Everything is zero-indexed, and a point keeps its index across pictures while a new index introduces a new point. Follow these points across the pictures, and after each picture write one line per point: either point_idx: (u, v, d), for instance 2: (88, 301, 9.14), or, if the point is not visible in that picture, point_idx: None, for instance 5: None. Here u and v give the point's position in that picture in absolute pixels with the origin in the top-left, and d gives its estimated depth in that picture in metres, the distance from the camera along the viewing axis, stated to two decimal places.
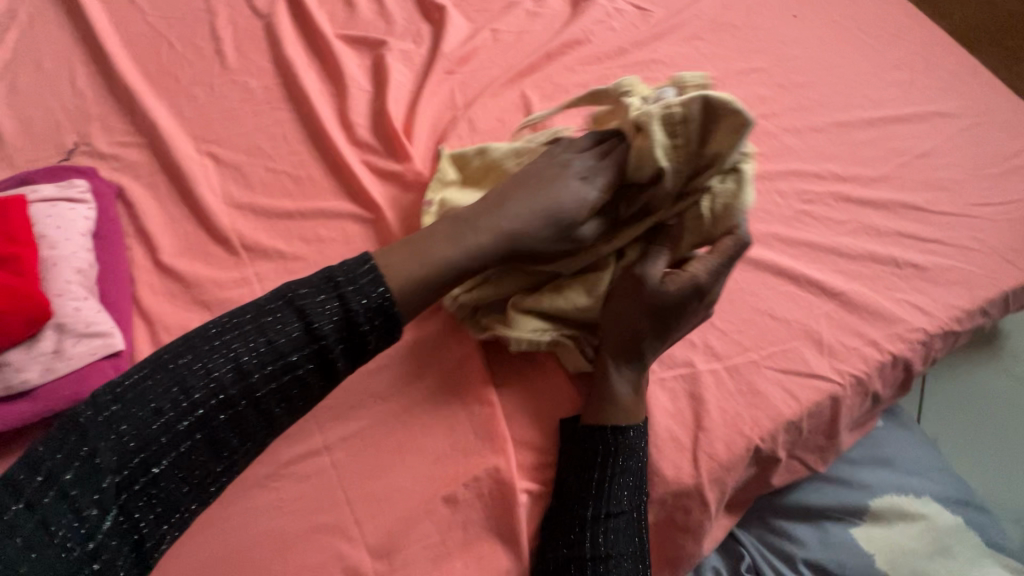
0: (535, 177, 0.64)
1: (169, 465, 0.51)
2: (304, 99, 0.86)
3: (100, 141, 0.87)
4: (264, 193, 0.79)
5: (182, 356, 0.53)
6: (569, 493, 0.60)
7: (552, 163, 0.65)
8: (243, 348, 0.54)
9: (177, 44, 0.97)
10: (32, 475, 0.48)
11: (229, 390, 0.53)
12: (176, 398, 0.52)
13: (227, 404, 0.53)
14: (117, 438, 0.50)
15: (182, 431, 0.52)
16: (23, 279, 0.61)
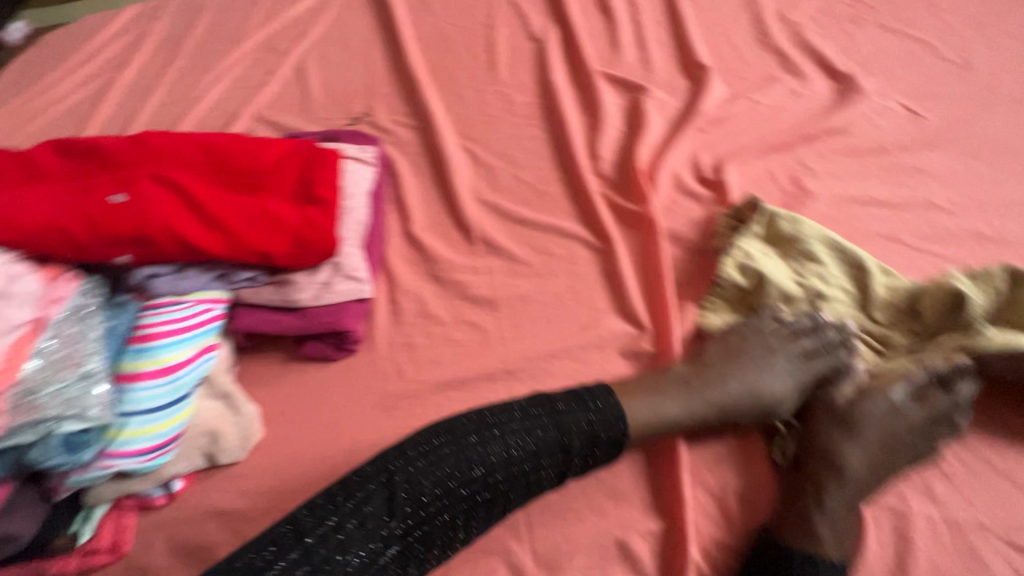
0: (750, 347, 0.68)
1: (440, 525, 0.58)
2: (559, 122, 0.94)
3: (382, 116, 1.02)
4: (506, 196, 0.87)
5: (469, 439, 0.60)
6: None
7: (778, 335, 0.69)
8: (520, 441, 0.60)
9: (458, 50, 1.11)
10: (324, 519, 0.56)
11: (495, 474, 0.59)
12: (457, 471, 0.58)
13: (490, 487, 0.59)
14: (413, 490, 0.57)
15: (456, 497, 0.58)
16: (326, 221, 0.71)
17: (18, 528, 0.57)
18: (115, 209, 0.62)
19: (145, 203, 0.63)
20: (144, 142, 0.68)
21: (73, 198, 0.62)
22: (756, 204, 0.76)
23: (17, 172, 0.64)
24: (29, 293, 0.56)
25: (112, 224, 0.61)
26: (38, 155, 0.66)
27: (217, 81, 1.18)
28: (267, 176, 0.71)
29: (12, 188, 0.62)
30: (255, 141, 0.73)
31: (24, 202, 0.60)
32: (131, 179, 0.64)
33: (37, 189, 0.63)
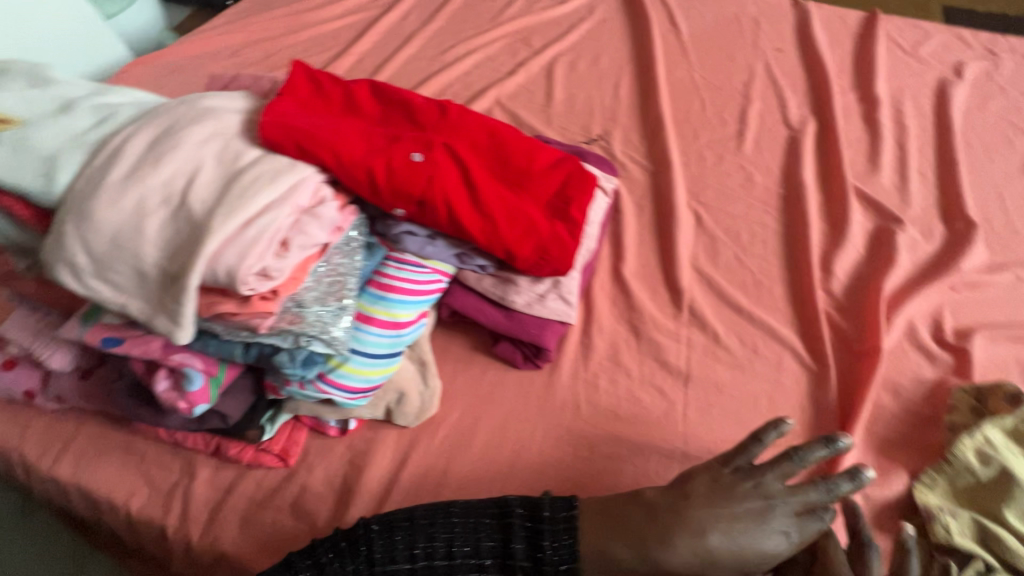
0: (736, 489, 0.52)
1: None
2: (797, 221, 0.90)
3: (617, 146, 1.03)
4: (724, 274, 0.84)
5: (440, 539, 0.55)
6: None
7: (774, 480, 0.52)
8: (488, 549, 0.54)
9: (707, 109, 1.10)
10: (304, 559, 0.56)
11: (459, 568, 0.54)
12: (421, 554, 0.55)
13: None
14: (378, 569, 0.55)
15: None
16: (571, 241, 0.71)
17: (230, 409, 0.63)
18: (413, 166, 0.65)
19: (437, 169, 0.66)
20: (446, 111, 0.72)
21: (382, 143, 0.66)
22: (1017, 396, 0.65)
23: (338, 100, 0.69)
24: (330, 218, 0.59)
25: (407, 181, 0.64)
26: (359, 93, 0.71)
27: (469, 56, 1.25)
28: (534, 179, 0.73)
29: (334, 116, 0.67)
30: (533, 142, 0.75)
31: (344, 132, 0.65)
32: (431, 143, 0.67)
33: (354, 124, 0.67)
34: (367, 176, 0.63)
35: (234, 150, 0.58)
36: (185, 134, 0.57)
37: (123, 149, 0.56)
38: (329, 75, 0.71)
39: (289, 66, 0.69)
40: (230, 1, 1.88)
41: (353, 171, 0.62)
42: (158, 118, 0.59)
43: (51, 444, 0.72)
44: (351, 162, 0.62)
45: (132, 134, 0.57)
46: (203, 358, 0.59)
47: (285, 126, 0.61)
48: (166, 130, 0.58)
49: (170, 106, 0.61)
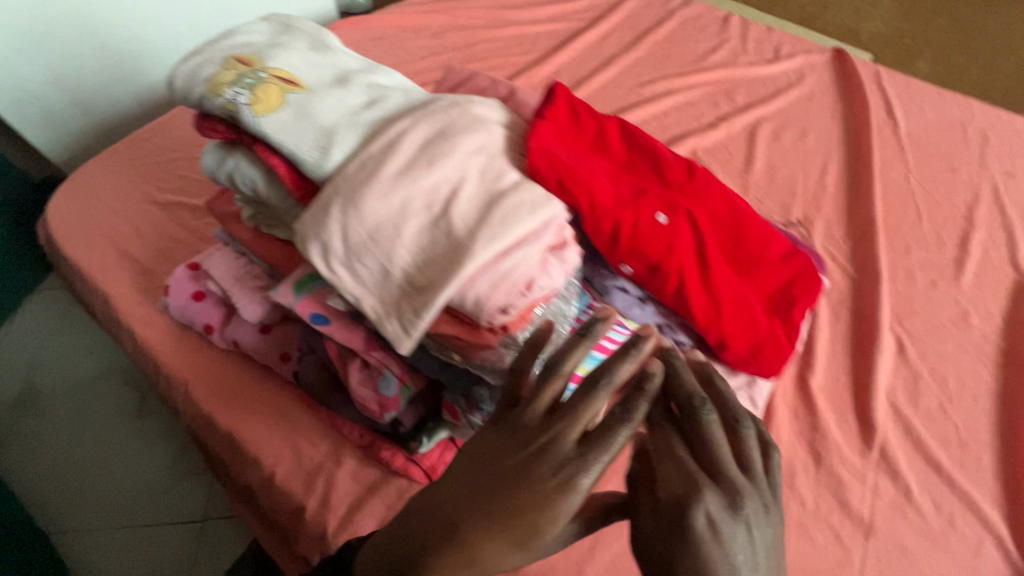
0: (514, 486, 0.41)
1: None
2: (1017, 385, 0.79)
3: (817, 237, 0.94)
4: (924, 421, 0.74)
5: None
6: None
7: (554, 455, 0.41)
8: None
9: (922, 222, 0.99)
10: None
11: None
12: None
13: None
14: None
15: None
16: (785, 347, 0.65)
17: (406, 417, 0.62)
18: (658, 227, 0.61)
19: (678, 238, 0.61)
20: (692, 173, 0.67)
21: (630, 195, 0.62)
22: None
23: (589, 135, 0.66)
24: (571, 263, 0.56)
25: (649, 241, 0.60)
26: (610, 132, 0.67)
27: (668, 94, 1.20)
28: (763, 270, 0.67)
29: (585, 152, 0.64)
30: (768, 227, 0.69)
31: (597, 174, 0.61)
32: (677, 205, 0.63)
33: (602, 165, 0.64)
34: (611, 228, 0.59)
35: (498, 167, 0.56)
36: (459, 141, 0.56)
37: (399, 141, 0.55)
38: (584, 104, 0.68)
39: (553, 88, 0.67)
40: None
41: (600, 219, 0.58)
42: (434, 116, 0.58)
43: (212, 382, 0.74)
44: (602, 209, 0.58)
45: (407, 127, 0.56)
46: (401, 364, 0.59)
47: (549, 156, 0.58)
48: (440, 131, 0.56)
49: (442, 105, 0.60)
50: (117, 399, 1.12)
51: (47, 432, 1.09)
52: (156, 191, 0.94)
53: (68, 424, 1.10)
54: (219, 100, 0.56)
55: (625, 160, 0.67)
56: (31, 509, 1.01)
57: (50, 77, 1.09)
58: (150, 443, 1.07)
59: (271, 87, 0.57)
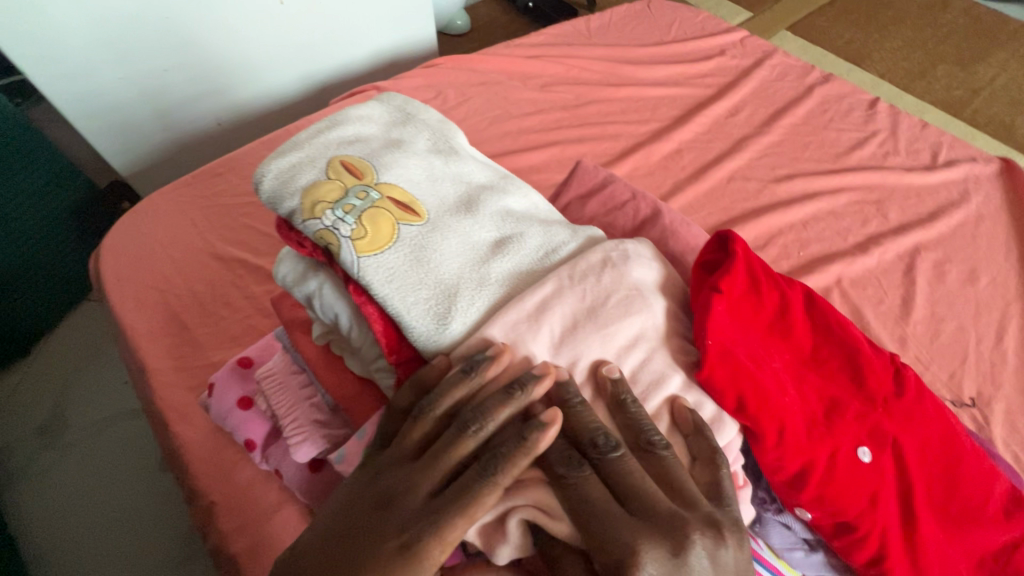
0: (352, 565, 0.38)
1: None
2: None
3: (998, 429, 0.74)
4: None
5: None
6: None
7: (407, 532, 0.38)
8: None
9: None
10: None
11: None
12: None
13: None
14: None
15: None
16: None
17: None
18: (849, 470, 0.48)
19: (878, 488, 0.48)
20: (893, 382, 0.54)
21: (816, 415, 0.49)
22: None
23: (770, 312, 0.54)
24: None
25: (838, 489, 0.47)
26: (793, 313, 0.54)
27: (806, 197, 1.02)
28: (979, 531, 0.51)
29: (762, 343, 0.51)
30: (987, 462, 0.53)
31: (783, 383, 0.49)
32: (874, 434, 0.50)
33: (784, 361, 0.52)
34: (798, 468, 0.47)
35: (652, 373, 0.43)
36: (613, 331, 0.43)
37: (537, 323, 0.42)
38: (764, 269, 0.55)
39: (734, 245, 0.53)
40: (531, 7, 1.82)
41: (785, 455, 0.46)
42: (583, 285, 0.44)
43: (243, 511, 0.62)
44: (792, 444, 0.46)
45: (549, 299, 0.43)
46: None
47: (734, 365, 0.45)
48: (590, 311, 0.43)
49: (593, 261, 0.45)
50: (142, 446, 1.04)
51: (65, 470, 1.01)
52: (218, 241, 0.83)
53: (87, 466, 1.02)
54: (316, 225, 0.43)
55: (808, 348, 0.54)
56: (25, 562, 0.91)
57: (129, 87, 1.00)
58: (165, 508, 0.97)
59: (382, 215, 0.43)
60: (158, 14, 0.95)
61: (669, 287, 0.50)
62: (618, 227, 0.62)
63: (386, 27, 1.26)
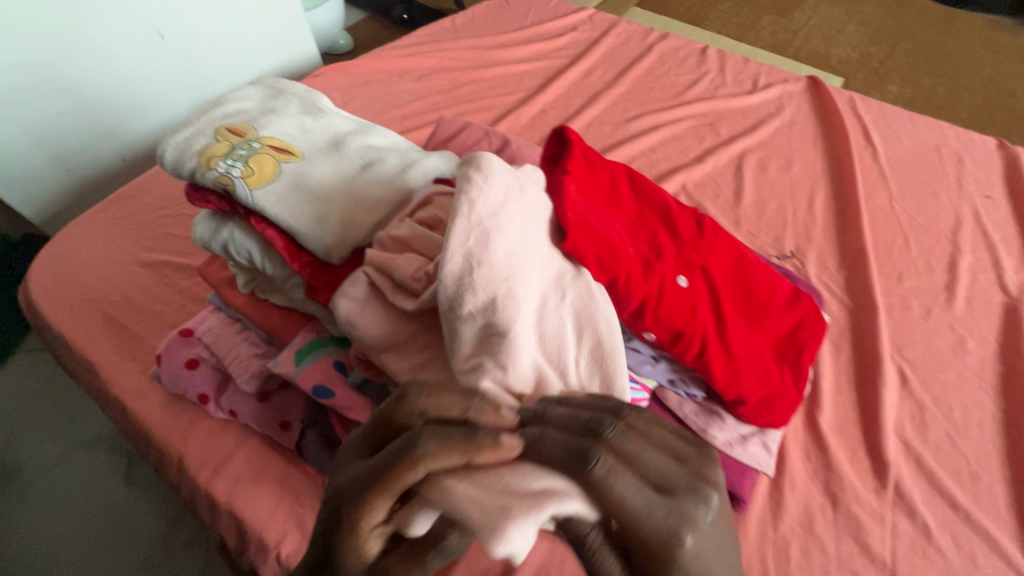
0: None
1: None
2: (1020, 411, 0.80)
3: (812, 269, 0.95)
4: (935, 454, 0.74)
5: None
6: None
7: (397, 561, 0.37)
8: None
9: (912, 249, 1.01)
10: None
11: None
12: None
13: None
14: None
15: None
16: (794, 397, 0.67)
17: None
18: (677, 291, 0.61)
19: (700, 301, 0.62)
20: (700, 229, 0.70)
21: (646, 256, 0.62)
22: None
23: (602, 191, 0.69)
24: None
25: (671, 307, 0.60)
26: (617, 189, 0.70)
27: (653, 129, 1.22)
28: (774, 320, 0.68)
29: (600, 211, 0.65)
30: (774, 274, 0.71)
31: (617, 235, 0.62)
32: (690, 265, 0.64)
33: (618, 224, 0.66)
34: (640, 299, 0.59)
35: (553, 335, 0.51)
36: (517, 330, 0.47)
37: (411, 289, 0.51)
38: (591, 159, 0.70)
39: (567, 142, 0.68)
40: (406, 18, 1.98)
41: (626, 290, 0.58)
42: (466, 304, 0.47)
43: (209, 456, 0.71)
44: (629, 277, 0.58)
45: (455, 324, 0.48)
46: None
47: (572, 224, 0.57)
48: (479, 316, 0.47)
49: (456, 262, 0.47)
50: (102, 468, 1.08)
51: (28, 508, 1.04)
52: (142, 250, 0.91)
53: (50, 499, 1.05)
54: (213, 173, 0.54)
55: (636, 216, 0.69)
56: None
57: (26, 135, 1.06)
58: (137, 517, 1.02)
59: (265, 158, 0.56)
60: (44, 62, 1.02)
61: (524, 235, 0.52)
62: None
63: (268, 51, 1.37)
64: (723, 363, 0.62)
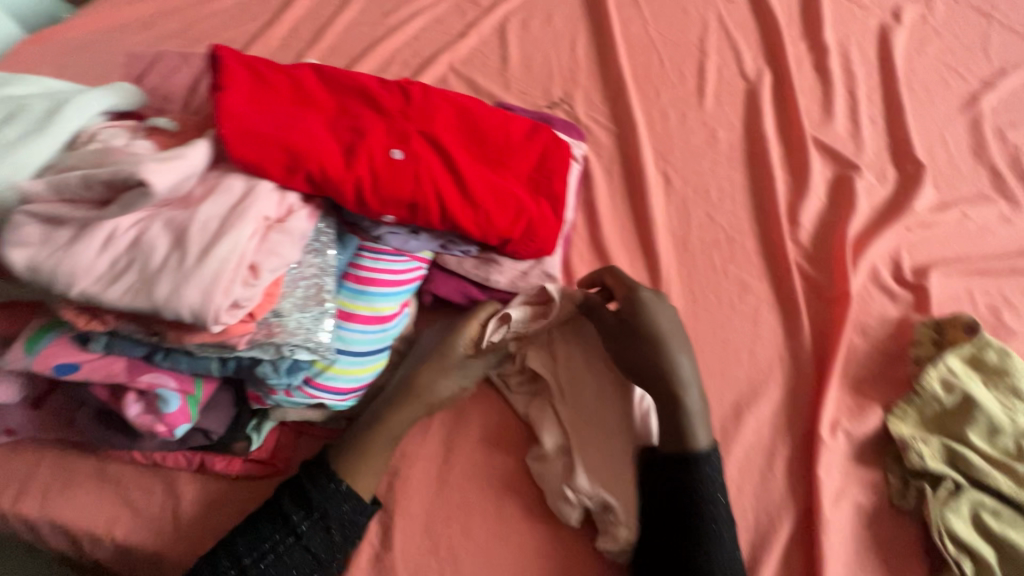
0: (447, 382, 0.66)
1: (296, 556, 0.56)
2: (762, 175, 0.92)
3: (580, 108, 1.00)
4: (697, 233, 0.85)
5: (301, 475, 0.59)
6: None
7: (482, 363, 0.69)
8: (333, 504, 0.57)
9: (667, 64, 1.08)
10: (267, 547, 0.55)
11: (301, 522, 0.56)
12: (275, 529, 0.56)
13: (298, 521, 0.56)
14: (310, 552, 0.56)
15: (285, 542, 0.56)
16: (556, 222, 0.71)
17: (211, 424, 0.60)
18: (394, 166, 0.60)
19: (425, 168, 0.61)
20: (410, 97, 0.66)
21: (352, 141, 0.59)
22: (972, 326, 0.71)
23: (286, 88, 0.60)
24: (302, 232, 0.54)
25: (394, 183, 0.59)
26: (303, 85, 0.61)
27: (414, 16, 1.17)
28: (515, 157, 0.70)
29: (288, 111, 0.58)
30: (504, 117, 0.72)
31: (311, 131, 0.57)
32: (407, 135, 0.62)
33: (315, 119, 0.59)
34: (354, 189, 0.57)
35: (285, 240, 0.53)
36: (243, 261, 0.48)
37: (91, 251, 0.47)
38: (256, 66, 0.59)
39: (217, 56, 0.57)
40: None
41: (332, 180, 0.56)
42: (230, 313, 0.49)
43: (5, 481, 0.66)
44: (331, 172, 0.56)
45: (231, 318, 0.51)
46: (175, 376, 0.56)
47: (250, 137, 0.53)
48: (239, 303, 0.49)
49: (181, 309, 0.46)
50: None
51: None
52: None
53: None
54: None
55: (337, 104, 0.63)
56: None
57: None
58: None
59: None
60: None
61: (180, 223, 0.48)
62: (180, 84, 0.70)
63: None
64: (471, 215, 0.64)
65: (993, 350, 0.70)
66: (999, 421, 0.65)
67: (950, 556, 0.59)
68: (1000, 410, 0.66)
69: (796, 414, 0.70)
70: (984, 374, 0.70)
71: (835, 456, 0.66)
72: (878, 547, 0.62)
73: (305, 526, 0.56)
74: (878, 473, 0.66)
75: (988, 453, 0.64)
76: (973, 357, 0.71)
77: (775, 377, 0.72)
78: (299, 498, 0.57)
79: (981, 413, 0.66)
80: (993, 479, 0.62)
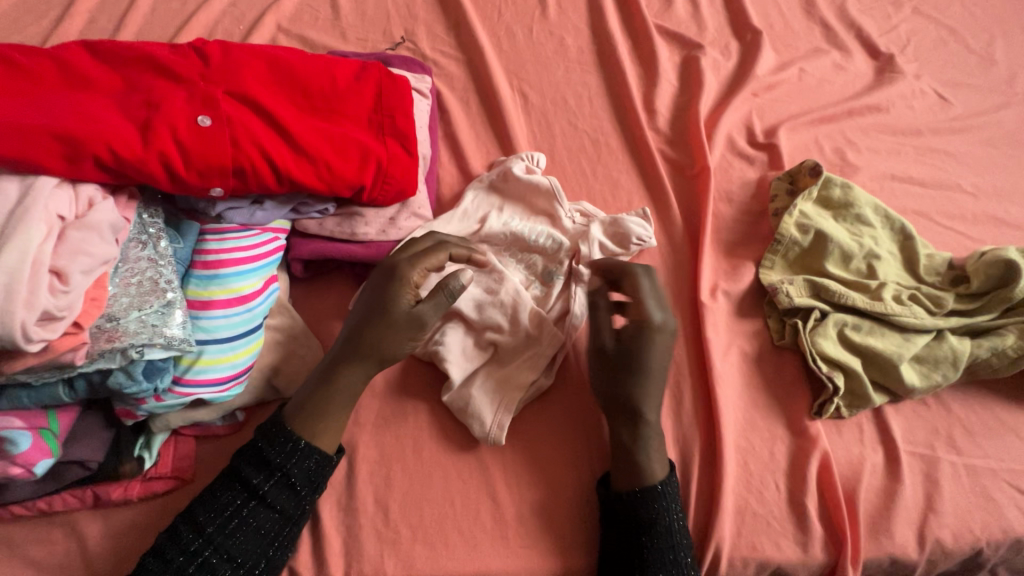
0: (402, 339, 0.60)
1: (259, 514, 0.54)
2: (615, 73, 0.92)
3: (424, 44, 0.95)
4: (562, 142, 0.85)
5: (257, 438, 0.57)
6: (805, 513, 0.61)
7: (434, 307, 0.61)
8: (295, 462, 0.56)
9: None
10: (223, 506, 0.54)
11: (264, 481, 0.55)
12: (239, 486, 0.55)
13: (264, 473, 0.55)
14: (276, 510, 0.55)
15: (249, 498, 0.55)
16: (411, 160, 0.68)
17: (84, 453, 0.56)
18: (204, 133, 0.55)
19: (240, 129, 0.57)
20: (208, 57, 0.60)
21: (147, 116, 0.54)
22: (816, 167, 0.76)
23: (50, 72, 0.53)
24: (110, 223, 0.50)
25: (208, 152, 0.55)
26: (72, 64, 0.54)
27: None
28: (346, 99, 0.66)
29: (58, 95, 0.51)
30: (325, 60, 0.67)
31: (92, 112, 0.51)
32: (213, 98, 0.57)
33: (95, 99, 0.53)
34: (163, 166, 0.53)
35: (93, 237, 0.48)
36: (40, 268, 0.44)
37: None
38: (4, 53, 0.52)
39: None
40: None
41: (132, 161, 0.52)
42: (48, 327, 0.44)
43: None
44: (129, 153, 0.51)
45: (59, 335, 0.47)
46: (20, 414, 0.51)
47: (12, 132, 0.47)
48: (56, 316, 0.45)
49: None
50: None
51: None
52: None
53: None
54: None
55: (121, 79, 0.56)
56: None
57: None
58: None
59: None
60: None
61: None
62: None
63: None
64: (309, 168, 0.61)
65: (836, 186, 0.76)
66: (849, 247, 0.72)
67: (824, 374, 0.66)
68: (849, 237, 0.73)
69: (681, 288, 0.73)
70: (832, 209, 0.76)
71: (721, 318, 0.71)
72: (770, 385, 0.68)
73: (268, 486, 0.55)
74: (761, 321, 0.71)
75: (844, 277, 0.71)
76: (821, 197, 0.77)
77: (659, 260, 0.75)
78: (258, 461, 0.56)
79: (834, 244, 0.72)
80: (852, 297, 0.69)
